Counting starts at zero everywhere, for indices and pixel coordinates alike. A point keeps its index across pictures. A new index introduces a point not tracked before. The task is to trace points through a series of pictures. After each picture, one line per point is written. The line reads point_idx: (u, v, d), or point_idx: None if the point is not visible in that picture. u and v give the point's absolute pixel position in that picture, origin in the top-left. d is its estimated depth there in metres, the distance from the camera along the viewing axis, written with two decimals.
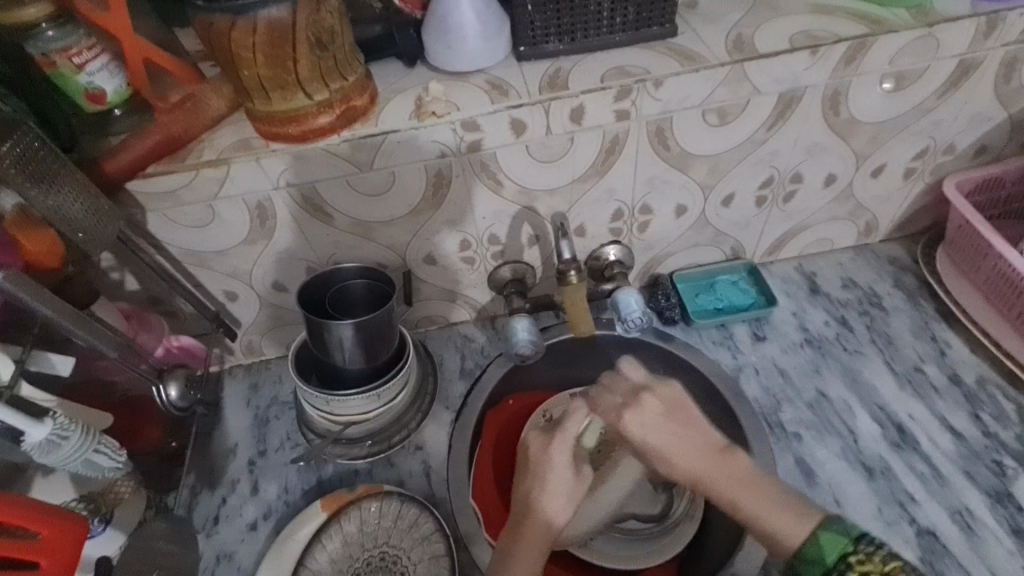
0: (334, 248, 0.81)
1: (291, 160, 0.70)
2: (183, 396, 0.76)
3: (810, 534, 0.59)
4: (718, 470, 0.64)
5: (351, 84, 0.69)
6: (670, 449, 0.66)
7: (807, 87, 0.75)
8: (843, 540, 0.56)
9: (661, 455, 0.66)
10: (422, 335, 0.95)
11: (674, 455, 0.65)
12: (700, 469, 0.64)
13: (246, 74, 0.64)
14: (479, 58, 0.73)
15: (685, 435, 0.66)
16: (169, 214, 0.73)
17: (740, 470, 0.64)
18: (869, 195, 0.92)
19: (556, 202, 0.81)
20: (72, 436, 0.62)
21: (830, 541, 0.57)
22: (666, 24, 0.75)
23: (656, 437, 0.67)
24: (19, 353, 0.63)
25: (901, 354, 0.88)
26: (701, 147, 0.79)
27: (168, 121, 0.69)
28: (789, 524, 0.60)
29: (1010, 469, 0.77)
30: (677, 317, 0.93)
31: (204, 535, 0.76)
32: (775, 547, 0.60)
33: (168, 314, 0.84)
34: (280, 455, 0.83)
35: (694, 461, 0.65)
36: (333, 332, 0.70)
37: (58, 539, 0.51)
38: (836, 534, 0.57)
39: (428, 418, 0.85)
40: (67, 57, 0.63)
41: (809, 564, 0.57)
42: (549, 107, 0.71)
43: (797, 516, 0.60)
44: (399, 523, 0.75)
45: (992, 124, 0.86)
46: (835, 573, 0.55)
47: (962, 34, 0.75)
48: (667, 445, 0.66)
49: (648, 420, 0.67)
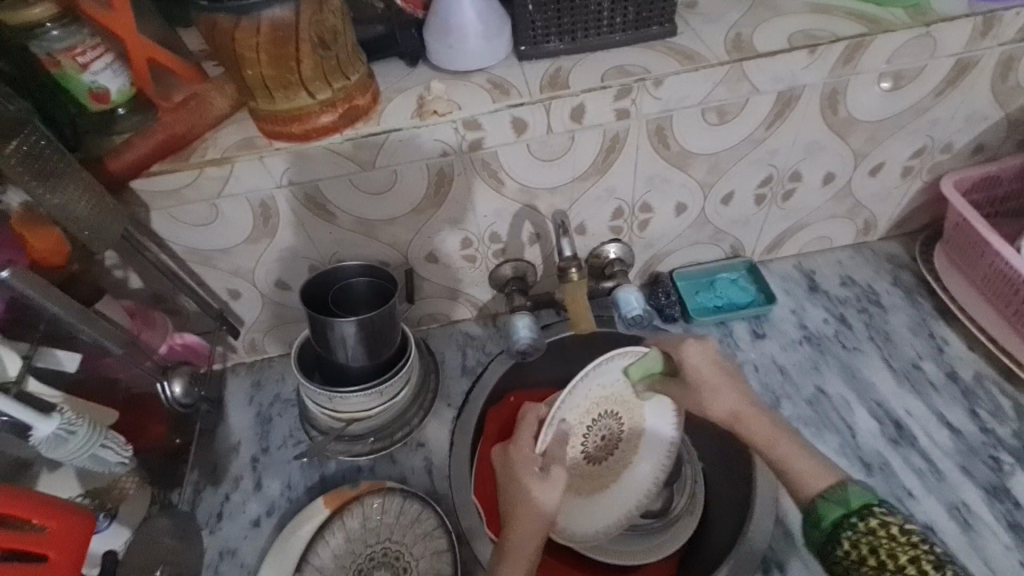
0: (336, 246, 0.82)
1: (294, 159, 0.71)
2: (187, 393, 0.79)
3: (834, 484, 0.62)
4: (758, 416, 0.70)
5: (353, 83, 0.70)
6: (715, 384, 0.72)
7: (805, 86, 0.76)
8: (869, 496, 0.58)
9: (704, 390, 0.73)
10: (423, 333, 0.96)
11: (721, 393, 0.72)
12: (744, 410, 0.71)
13: (250, 73, 0.65)
14: (480, 57, 0.74)
15: (736, 381, 0.73)
16: (173, 212, 0.73)
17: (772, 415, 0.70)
18: (867, 194, 0.92)
19: (557, 200, 0.82)
20: (80, 431, 0.62)
21: (857, 494, 0.59)
22: (666, 24, 0.76)
23: (712, 379, 0.73)
24: (26, 350, 0.63)
25: (899, 351, 0.89)
26: (701, 146, 0.80)
27: (172, 120, 0.70)
28: (815, 469, 0.64)
29: (1006, 464, 0.77)
30: (678, 314, 0.93)
31: (207, 531, 0.77)
32: (798, 490, 0.64)
33: (171, 312, 0.85)
34: (283, 452, 0.84)
35: (738, 400, 0.71)
36: (335, 329, 0.71)
37: (65, 532, 0.52)
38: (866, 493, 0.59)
39: (430, 415, 0.86)
40: (71, 57, 0.64)
41: (832, 503, 0.59)
42: (549, 105, 0.71)
43: (824, 466, 0.64)
44: (401, 519, 0.76)
45: (989, 123, 0.86)
46: (856, 515, 0.57)
47: (959, 34, 0.75)
48: (713, 384, 0.72)
49: (702, 359, 0.73)
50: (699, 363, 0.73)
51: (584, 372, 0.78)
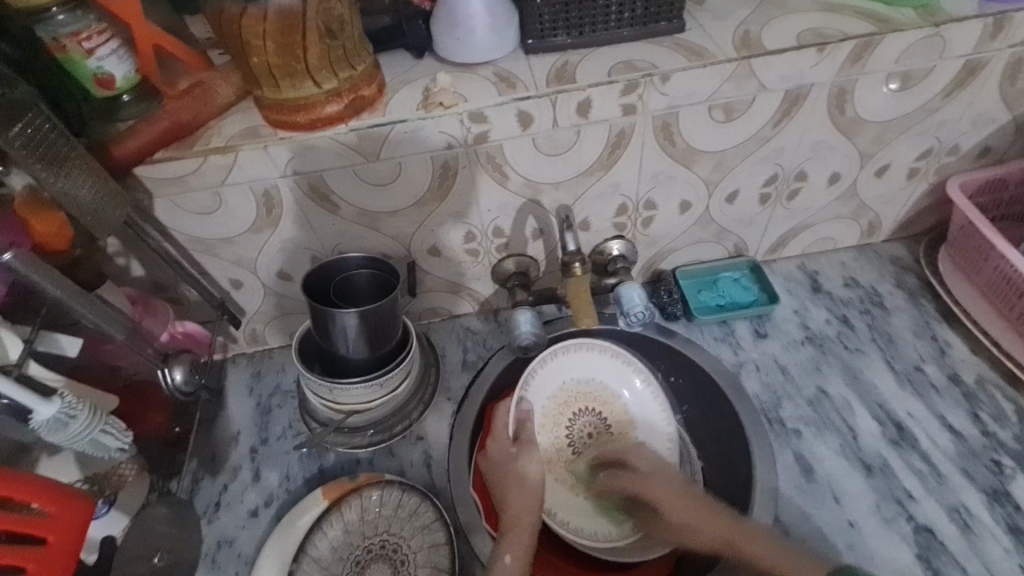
0: (339, 237, 0.81)
1: (299, 149, 0.70)
2: (187, 381, 0.78)
3: (828, 570, 0.61)
4: (733, 525, 0.69)
5: (359, 73, 0.69)
6: (693, 522, 0.72)
7: (813, 85, 0.76)
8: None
9: (686, 530, 0.72)
10: (424, 327, 0.96)
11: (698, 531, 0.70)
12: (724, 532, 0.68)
13: (256, 61, 0.64)
14: (486, 50, 0.74)
15: (702, 505, 0.73)
16: (176, 200, 0.73)
17: (760, 530, 0.67)
18: (873, 195, 0.92)
19: (561, 195, 0.82)
20: (80, 415, 0.62)
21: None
22: (674, 20, 0.76)
23: (682, 516, 0.73)
24: (27, 333, 0.63)
25: (902, 353, 0.88)
26: (706, 143, 0.79)
27: (177, 108, 0.70)
28: (801, 563, 0.62)
29: (1007, 468, 0.77)
30: (680, 313, 0.93)
31: (205, 521, 0.77)
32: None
33: (173, 300, 0.85)
34: (282, 444, 0.83)
35: (732, 526, 0.69)
36: (336, 321, 0.71)
37: (64, 515, 0.52)
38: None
39: (430, 409, 0.86)
40: (77, 42, 0.63)
41: None
42: (555, 99, 0.71)
43: (804, 561, 0.62)
44: (399, 512, 0.75)
45: (996, 126, 0.86)
46: None
47: (968, 35, 0.75)
48: (696, 530, 0.71)
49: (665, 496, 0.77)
50: (675, 508, 0.75)
51: (533, 367, 0.87)
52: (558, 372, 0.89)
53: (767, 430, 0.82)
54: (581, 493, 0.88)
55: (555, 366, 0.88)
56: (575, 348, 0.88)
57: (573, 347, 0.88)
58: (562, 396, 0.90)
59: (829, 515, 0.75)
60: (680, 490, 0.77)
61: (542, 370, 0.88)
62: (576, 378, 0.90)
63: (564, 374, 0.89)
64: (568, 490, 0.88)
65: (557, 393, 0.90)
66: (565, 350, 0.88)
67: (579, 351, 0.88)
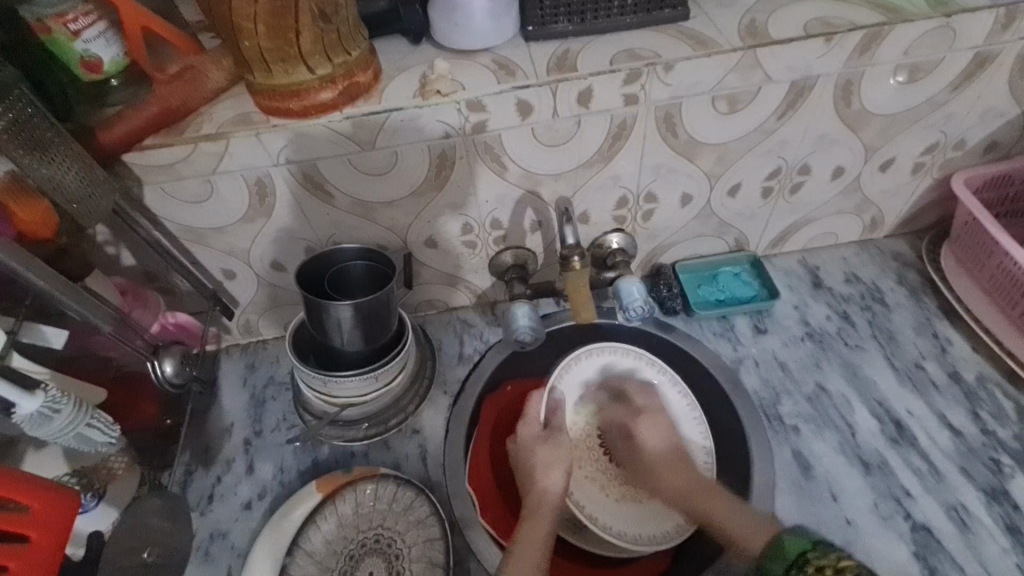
0: (334, 228, 0.80)
1: (292, 136, 0.69)
2: (178, 373, 0.75)
3: (767, 540, 0.68)
4: (699, 484, 0.76)
5: (354, 59, 0.67)
6: (668, 466, 0.78)
7: (819, 76, 0.74)
8: (803, 543, 0.64)
9: (665, 475, 0.78)
10: (421, 319, 0.94)
11: (676, 470, 0.77)
12: (694, 488, 0.75)
13: (247, 45, 0.62)
14: (484, 36, 0.72)
15: (675, 441, 0.80)
16: (166, 188, 0.71)
17: (717, 490, 0.75)
18: (876, 189, 0.91)
19: (560, 186, 0.80)
20: (63, 410, 0.62)
21: (792, 544, 0.65)
22: (678, 7, 0.74)
23: (654, 439, 0.80)
24: (11, 324, 0.62)
25: (902, 350, 0.87)
26: (709, 135, 0.78)
27: (166, 93, 0.67)
28: (746, 527, 0.70)
29: (1007, 466, 0.76)
30: (679, 307, 0.92)
31: (197, 513, 0.76)
32: (741, 547, 0.69)
33: (164, 291, 0.83)
34: (276, 436, 0.82)
35: (699, 483, 0.76)
36: (331, 313, 0.69)
37: (48, 512, 0.51)
38: (797, 537, 0.65)
39: (425, 402, 0.84)
40: (62, 23, 0.62)
41: (773, 560, 0.65)
42: (556, 88, 0.69)
43: (757, 522, 0.70)
44: (393, 506, 0.74)
45: (1004, 120, 0.84)
46: (795, 568, 0.63)
47: (979, 26, 0.73)
48: (664, 459, 0.79)
49: (654, 427, 0.80)
50: (652, 434, 0.80)
51: (563, 362, 0.86)
52: (595, 372, 0.87)
53: (765, 426, 0.81)
54: (613, 496, 0.83)
55: (589, 365, 0.87)
56: (605, 349, 0.87)
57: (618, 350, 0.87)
58: (592, 397, 0.87)
59: (826, 512, 0.74)
60: (671, 436, 0.80)
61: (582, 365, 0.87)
62: (613, 380, 0.88)
63: (600, 375, 0.87)
64: (599, 490, 0.84)
65: (590, 392, 0.87)
66: (602, 351, 0.87)
67: (614, 353, 0.87)
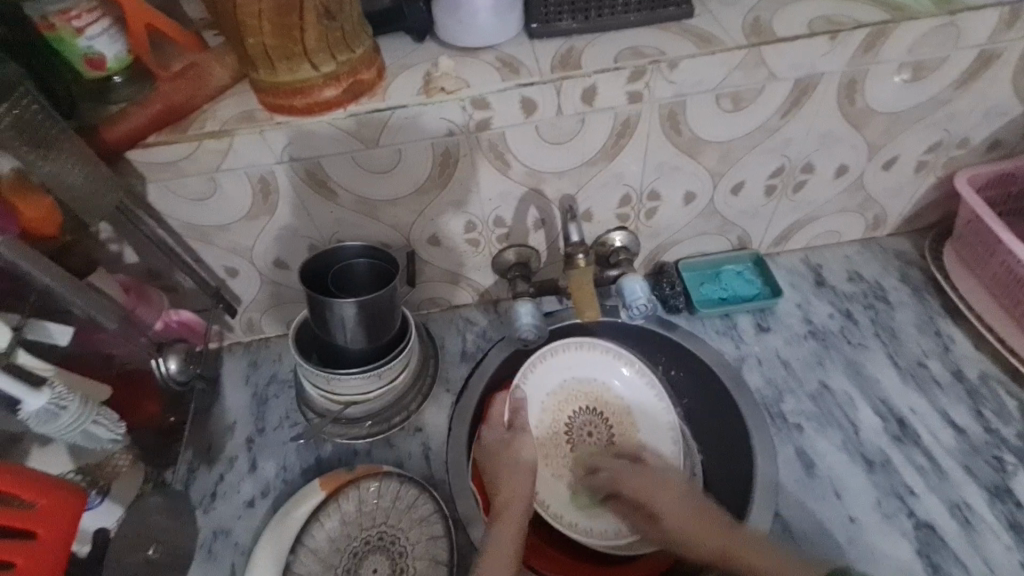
0: (337, 225, 0.80)
1: (296, 134, 0.69)
2: (182, 370, 0.75)
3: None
4: (723, 530, 0.68)
5: (358, 57, 0.67)
6: (686, 525, 0.71)
7: (823, 74, 0.74)
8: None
9: (682, 535, 0.70)
10: (423, 317, 0.94)
11: (682, 519, 0.72)
12: (727, 543, 0.66)
13: (251, 42, 0.62)
14: (488, 33, 0.72)
15: (694, 500, 0.74)
16: (170, 185, 0.71)
17: (758, 539, 0.66)
18: (880, 188, 0.91)
19: (564, 184, 0.80)
20: (69, 408, 0.62)
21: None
22: (683, 5, 0.74)
23: (667, 503, 0.75)
24: (16, 321, 0.62)
25: (905, 349, 0.87)
26: (713, 133, 0.77)
27: (169, 90, 0.67)
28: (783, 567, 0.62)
29: (1009, 464, 0.76)
30: (682, 305, 0.92)
31: (201, 511, 0.76)
32: None
33: (168, 289, 0.83)
34: (278, 434, 0.82)
35: (719, 529, 0.68)
36: (334, 311, 0.69)
37: (55, 508, 0.52)
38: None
39: (428, 400, 0.84)
40: (66, 20, 0.62)
41: None
42: (561, 85, 0.69)
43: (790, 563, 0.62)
44: (396, 504, 0.74)
45: (1008, 118, 0.84)
46: None
47: (983, 25, 0.73)
48: (682, 521, 0.72)
49: (670, 502, 0.75)
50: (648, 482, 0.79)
51: (528, 363, 0.89)
52: (559, 370, 0.92)
53: (768, 424, 0.81)
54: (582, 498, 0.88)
55: (551, 364, 0.91)
56: (565, 349, 0.91)
57: (572, 344, 0.91)
58: (557, 394, 0.92)
59: (829, 509, 0.74)
60: (668, 488, 0.77)
61: (541, 365, 0.91)
62: (579, 377, 0.93)
63: (563, 372, 0.92)
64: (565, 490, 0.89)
65: (556, 389, 0.92)
66: (561, 351, 0.91)
67: (575, 349, 0.91)
